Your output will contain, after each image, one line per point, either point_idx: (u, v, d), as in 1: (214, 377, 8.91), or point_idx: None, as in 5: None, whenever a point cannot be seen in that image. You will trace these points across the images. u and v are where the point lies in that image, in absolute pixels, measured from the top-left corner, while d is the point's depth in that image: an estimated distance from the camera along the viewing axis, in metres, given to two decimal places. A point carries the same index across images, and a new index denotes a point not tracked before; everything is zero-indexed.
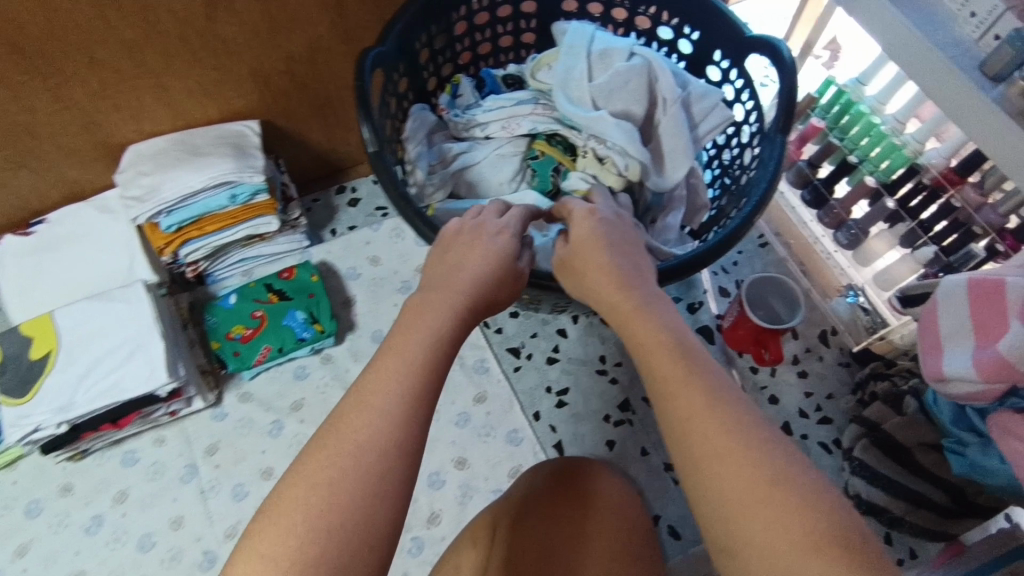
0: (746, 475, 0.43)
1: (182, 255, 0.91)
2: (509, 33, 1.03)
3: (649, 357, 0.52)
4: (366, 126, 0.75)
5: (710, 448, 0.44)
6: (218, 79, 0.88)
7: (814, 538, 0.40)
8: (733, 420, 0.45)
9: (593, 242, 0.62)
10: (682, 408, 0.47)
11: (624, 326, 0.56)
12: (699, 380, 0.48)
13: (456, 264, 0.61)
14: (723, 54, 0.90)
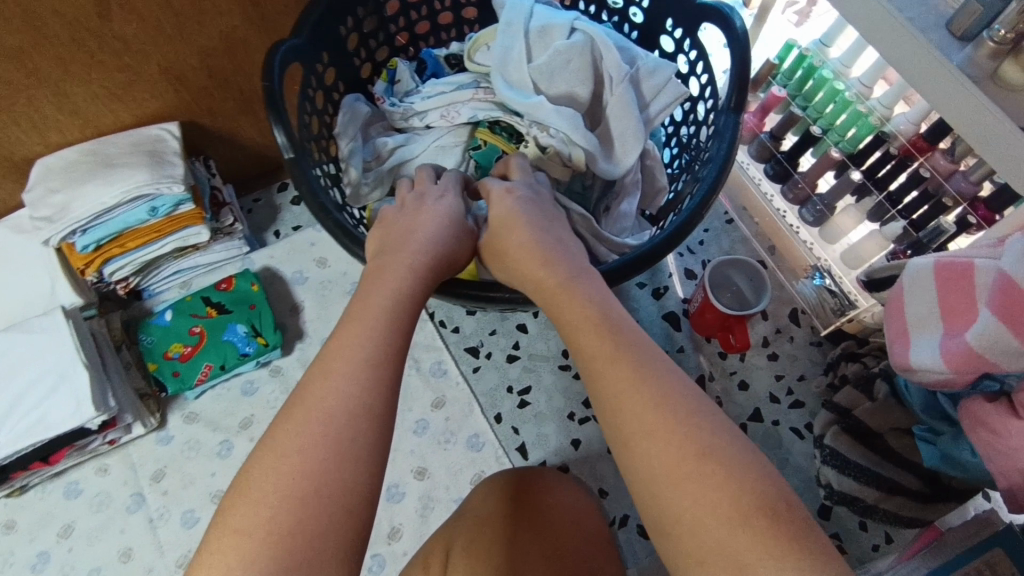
0: (675, 450, 0.42)
1: (107, 273, 0.85)
2: (448, 9, 0.95)
3: (578, 336, 0.53)
4: (279, 129, 0.68)
5: (638, 425, 0.44)
6: (125, 81, 0.80)
7: (743, 511, 0.40)
8: (659, 393, 0.45)
9: (512, 221, 0.64)
10: (610, 387, 0.47)
11: (552, 303, 0.58)
12: (627, 358, 0.48)
13: (405, 234, 0.62)
14: (676, 23, 0.82)
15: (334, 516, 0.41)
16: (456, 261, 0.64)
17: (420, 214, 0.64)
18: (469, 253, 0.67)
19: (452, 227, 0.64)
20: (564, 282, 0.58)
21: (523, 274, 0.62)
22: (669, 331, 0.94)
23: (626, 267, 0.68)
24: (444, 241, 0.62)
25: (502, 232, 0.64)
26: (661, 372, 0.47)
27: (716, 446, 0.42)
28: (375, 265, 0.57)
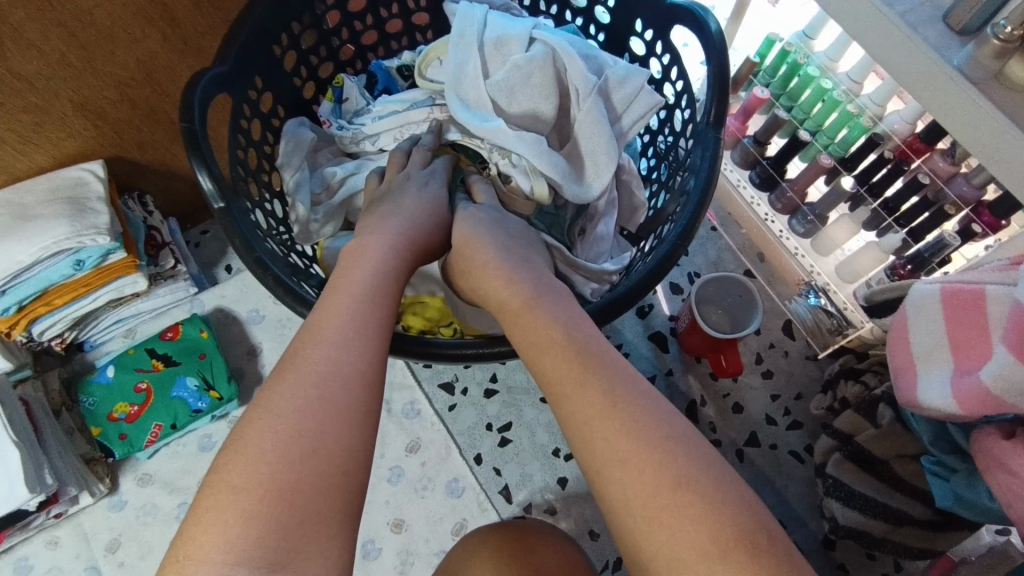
0: (649, 485, 0.40)
1: (35, 333, 0.77)
2: (397, 16, 0.86)
3: (543, 359, 0.49)
4: (203, 173, 0.60)
5: (609, 454, 0.42)
6: (35, 121, 0.72)
7: (720, 545, 0.38)
8: (633, 418, 0.43)
9: (473, 243, 0.61)
10: (579, 411, 0.45)
11: (514, 323, 0.53)
12: (611, 414, 0.44)
13: (368, 241, 0.56)
14: (645, 23, 0.75)
15: None
16: (430, 253, 0.62)
17: (399, 208, 0.62)
18: (443, 247, 0.65)
19: (418, 240, 0.59)
20: (525, 301, 0.54)
21: (487, 296, 0.58)
22: (657, 353, 0.88)
23: (615, 303, 0.61)
24: (421, 235, 0.60)
25: (463, 255, 0.61)
26: (634, 399, 0.45)
27: (690, 472, 0.41)
28: (346, 260, 0.54)
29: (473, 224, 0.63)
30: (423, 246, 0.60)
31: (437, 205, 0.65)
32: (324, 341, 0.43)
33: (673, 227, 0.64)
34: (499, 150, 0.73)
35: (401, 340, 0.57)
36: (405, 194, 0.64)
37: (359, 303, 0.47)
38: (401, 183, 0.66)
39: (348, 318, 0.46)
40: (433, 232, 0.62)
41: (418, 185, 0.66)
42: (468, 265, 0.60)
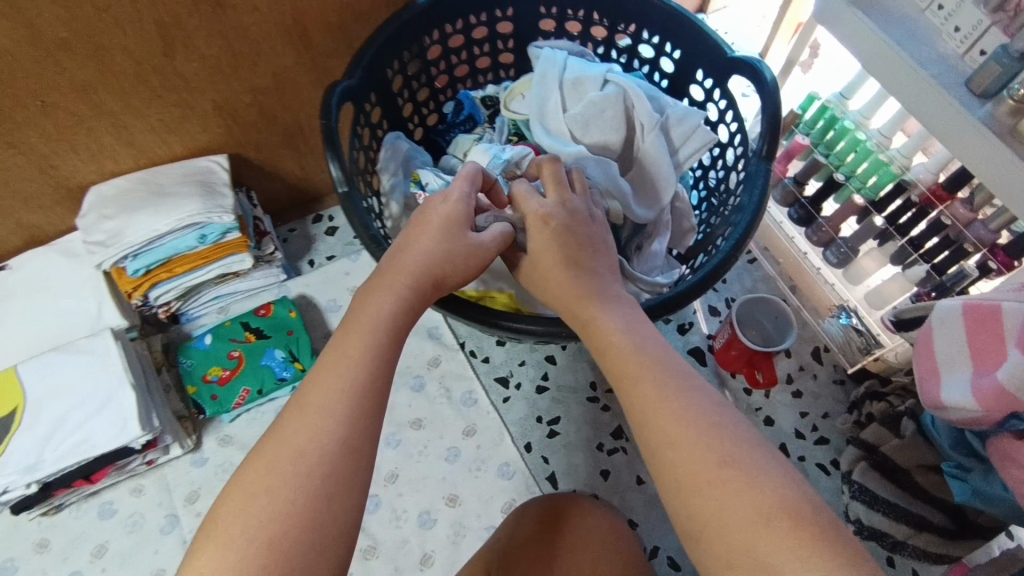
0: (698, 459, 0.45)
1: (152, 297, 0.87)
2: (486, 55, 1.00)
3: (608, 354, 0.55)
4: (334, 164, 0.71)
5: (662, 436, 0.47)
6: (180, 115, 0.84)
7: (764, 514, 0.42)
8: (682, 404, 0.48)
9: (551, 256, 0.62)
10: (636, 400, 0.50)
11: (585, 330, 0.58)
12: (673, 395, 0.49)
13: (393, 269, 0.54)
14: (705, 73, 0.88)
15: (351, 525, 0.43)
16: (449, 280, 0.56)
17: (423, 238, 0.57)
18: (473, 273, 0.58)
19: (431, 265, 0.55)
20: (591, 298, 0.59)
21: (554, 301, 0.62)
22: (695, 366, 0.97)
23: (669, 303, 0.71)
24: (435, 264, 0.55)
25: None
26: (682, 389, 0.49)
27: (735, 454, 0.44)
28: (352, 305, 0.52)
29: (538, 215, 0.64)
30: (437, 282, 0.55)
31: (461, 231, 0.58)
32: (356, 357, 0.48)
33: (721, 249, 0.75)
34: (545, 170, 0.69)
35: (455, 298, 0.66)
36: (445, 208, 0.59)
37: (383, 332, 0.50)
38: (426, 210, 0.59)
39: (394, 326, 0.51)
40: (459, 267, 0.56)
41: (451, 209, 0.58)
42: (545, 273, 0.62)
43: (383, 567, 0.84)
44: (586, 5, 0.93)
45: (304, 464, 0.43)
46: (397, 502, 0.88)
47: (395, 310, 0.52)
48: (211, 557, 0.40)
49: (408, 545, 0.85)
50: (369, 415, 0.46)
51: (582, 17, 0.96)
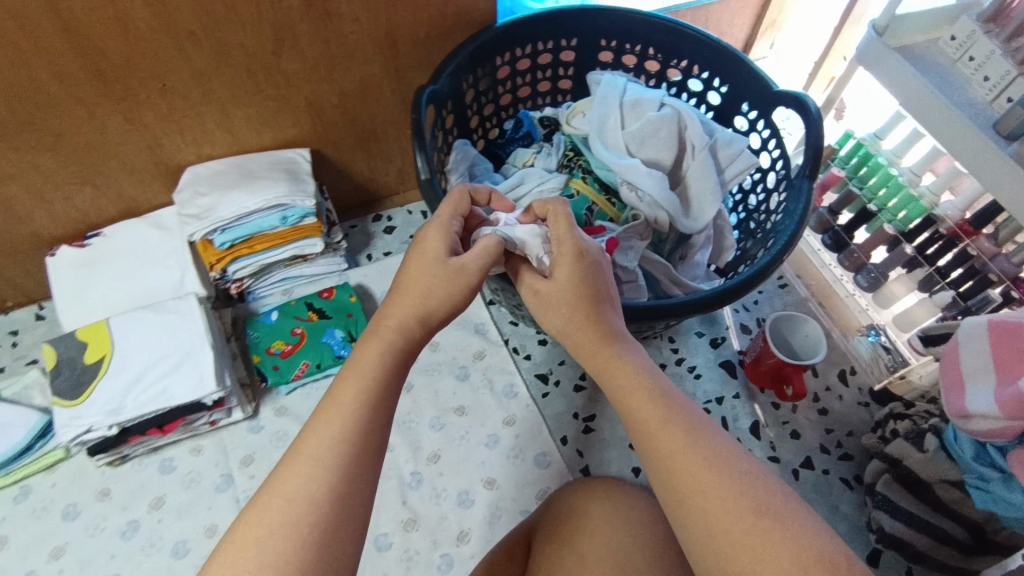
0: (732, 508, 0.49)
1: (230, 271, 0.95)
2: (548, 79, 1.09)
3: (629, 400, 0.58)
4: (420, 156, 0.81)
5: (693, 485, 0.51)
6: (275, 109, 0.94)
7: (801, 564, 0.46)
8: (712, 453, 0.52)
9: (580, 292, 0.62)
10: (663, 448, 0.53)
11: (603, 373, 0.61)
12: (703, 446, 0.53)
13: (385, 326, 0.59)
14: (751, 105, 0.97)
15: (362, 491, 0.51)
16: (435, 311, 0.60)
17: (412, 277, 0.60)
18: (458, 301, 0.61)
19: (420, 303, 0.59)
20: (610, 343, 0.61)
21: (568, 330, 0.63)
22: (726, 378, 1.02)
23: (724, 294, 0.76)
24: (419, 302, 0.59)
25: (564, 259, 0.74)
26: (709, 437, 0.54)
27: (769, 503, 0.49)
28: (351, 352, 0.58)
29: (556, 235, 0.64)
30: (423, 319, 0.60)
31: (440, 262, 0.61)
32: (347, 407, 0.53)
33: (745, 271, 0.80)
34: (552, 203, 0.66)
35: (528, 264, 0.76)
36: (431, 239, 0.63)
37: (374, 376, 0.55)
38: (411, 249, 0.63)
39: (385, 369, 0.56)
40: (440, 299, 0.60)
41: (441, 240, 0.62)
42: (564, 305, 0.62)
43: (421, 541, 0.88)
44: (644, 41, 1.02)
45: (290, 517, 0.47)
46: (438, 481, 0.92)
47: (387, 357, 0.57)
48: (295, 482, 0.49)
49: (446, 521, 0.89)
50: (361, 449, 0.52)
51: (639, 51, 1.04)
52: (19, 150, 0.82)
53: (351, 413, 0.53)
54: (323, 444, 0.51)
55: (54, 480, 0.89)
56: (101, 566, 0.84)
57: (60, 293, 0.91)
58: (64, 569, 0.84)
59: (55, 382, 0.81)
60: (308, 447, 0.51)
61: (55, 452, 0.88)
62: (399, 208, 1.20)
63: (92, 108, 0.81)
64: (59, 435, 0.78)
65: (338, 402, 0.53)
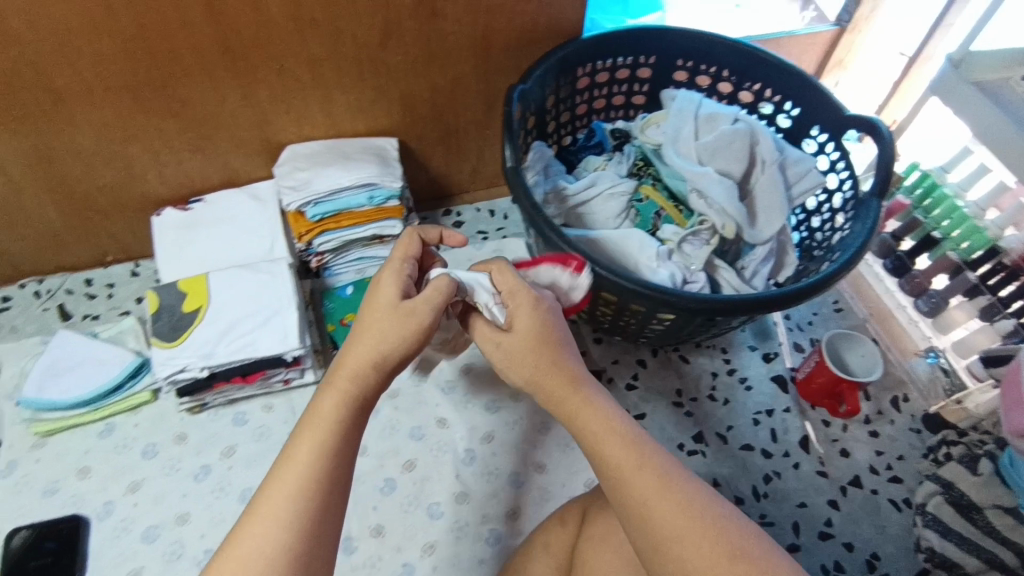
0: (709, 552, 0.54)
1: (315, 244, 1.01)
2: (622, 93, 1.14)
3: (602, 446, 0.62)
4: (508, 147, 0.87)
5: (671, 531, 0.55)
6: (372, 98, 1.01)
7: None
8: (685, 500, 0.57)
9: (542, 339, 0.67)
10: (638, 494, 0.58)
11: (574, 420, 0.65)
12: (677, 492, 0.57)
13: (334, 391, 0.61)
14: (821, 128, 1.02)
15: (322, 532, 0.55)
16: (388, 355, 0.63)
17: (367, 327, 0.63)
18: (412, 348, 0.64)
19: (374, 350, 0.62)
20: (581, 390, 0.66)
21: (535, 379, 0.67)
22: (777, 392, 1.04)
23: (783, 297, 0.79)
24: (373, 348, 0.62)
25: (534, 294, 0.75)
26: (684, 484, 0.58)
27: (743, 548, 0.54)
28: (306, 411, 0.61)
29: (506, 288, 0.70)
30: (378, 364, 0.62)
31: (392, 307, 0.64)
32: (303, 466, 0.57)
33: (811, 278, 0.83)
34: (496, 260, 0.73)
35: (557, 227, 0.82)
36: (385, 289, 0.66)
37: (331, 433, 0.59)
38: (367, 299, 0.66)
39: (344, 422, 0.60)
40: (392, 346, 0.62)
41: (394, 288, 0.65)
42: (521, 350, 0.67)
43: (473, 513, 0.92)
44: (719, 63, 1.07)
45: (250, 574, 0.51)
46: (491, 460, 0.96)
47: (342, 410, 0.60)
48: (254, 543, 0.53)
49: (497, 497, 0.93)
50: (317, 498, 0.56)
51: (713, 72, 1.09)
52: (147, 113, 0.91)
53: (305, 473, 0.56)
54: (277, 506, 0.55)
55: (136, 421, 0.95)
56: (173, 503, 0.90)
57: (163, 249, 0.98)
58: (139, 503, 0.89)
59: (156, 325, 0.88)
60: (263, 510, 0.55)
61: (141, 393, 0.94)
62: (468, 206, 1.26)
63: (217, 81, 0.90)
64: (157, 371, 0.85)
65: (293, 462, 0.57)
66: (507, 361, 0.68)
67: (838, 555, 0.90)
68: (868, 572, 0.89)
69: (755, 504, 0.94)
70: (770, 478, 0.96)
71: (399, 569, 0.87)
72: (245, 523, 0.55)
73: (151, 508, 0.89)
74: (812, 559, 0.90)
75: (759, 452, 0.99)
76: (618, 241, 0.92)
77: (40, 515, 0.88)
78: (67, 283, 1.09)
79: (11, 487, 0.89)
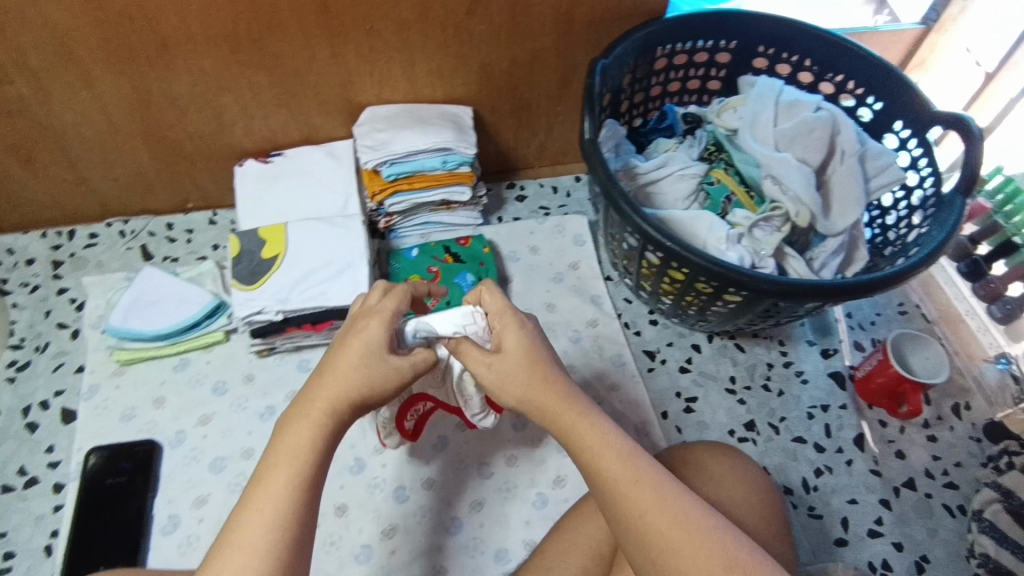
0: (706, 562, 0.57)
1: (387, 204, 1.04)
2: (698, 78, 1.13)
3: (599, 461, 0.64)
4: (588, 119, 0.88)
5: (670, 543, 0.58)
6: (453, 65, 1.03)
7: None
8: (683, 513, 0.60)
9: (531, 360, 0.69)
10: (636, 507, 0.61)
11: (568, 435, 0.67)
12: (674, 505, 0.60)
13: (306, 422, 0.61)
14: (904, 124, 1.01)
15: (302, 555, 0.56)
16: (369, 394, 0.64)
17: (346, 367, 0.63)
18: (390, 390, 0.66)
19: (351, 392, 0.63)
20: (575, 407, 0.68)
21: (526, 398, 0.68)
22: (833, 388, 1.03)
23: (853, 289, 0.78)
24: (358, 383, 0.63)
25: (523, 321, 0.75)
26: (679, 497, 0.61)
27: (739, 559, 0.57)
28: (278, 434, 0.61)
29: (495, 308, 0.72)
30: (357, 399, 0.63)
31: (379, 350, 0.65)
32: (280, 492, 0.57)
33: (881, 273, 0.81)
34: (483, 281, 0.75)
35: (633, 202, 0.83)
36: (372, 328, 0.66)
37: (305, 463, 0.59)
38: (349, 337, 0.66)
39: (318, 452, 0.60)
40: (376, 384, 0.64)
41: (383, 331, 0.66)
42: (506, 368, 0.69)
43: (521, 477, 0.95)
44: (802, 52, 1.06)
45: None
46: (541, 428, 0.98)
47: (320, 435, 0.60)
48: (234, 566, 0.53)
49: (545, 464, 0.96)
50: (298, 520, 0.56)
51: (795, 61, 1.08)
52: (241, 65, 0.94)
53: (281, 503, 0.56)
54: (252, 534, 0.55)
55: (209, 358, 1.00)
56: (240, 439, 0.94)
57: (243, 198, 1.02)
58: (208, 435, 0.94)
59: (235, 267, 0.93)
60: (241, 536, 0.55)
61: (214, 333, 0.99)
62: (532, 180, 1.27)
63: (309, 38, 0.93)
64: (236, 311, 0.90)
65: (270, 487, 0.57)
66: (496, 386, 0.70)
67: (886, 553, 0.89)
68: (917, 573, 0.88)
69: (804, 495, 0.93)
70: (821, 472, 0.96)
71: (447, 522, 0.91)
72: (223, 546, 0.55)
73: (219, 440, 0.94)
74: (859, 556, 0.89)
75: (811, 445, 0.99)
76: (686, 221, 0.93)
77: (117, 437, 0.93)
78: (150, 226, 1.14)
79: (92, 409, 0.95)
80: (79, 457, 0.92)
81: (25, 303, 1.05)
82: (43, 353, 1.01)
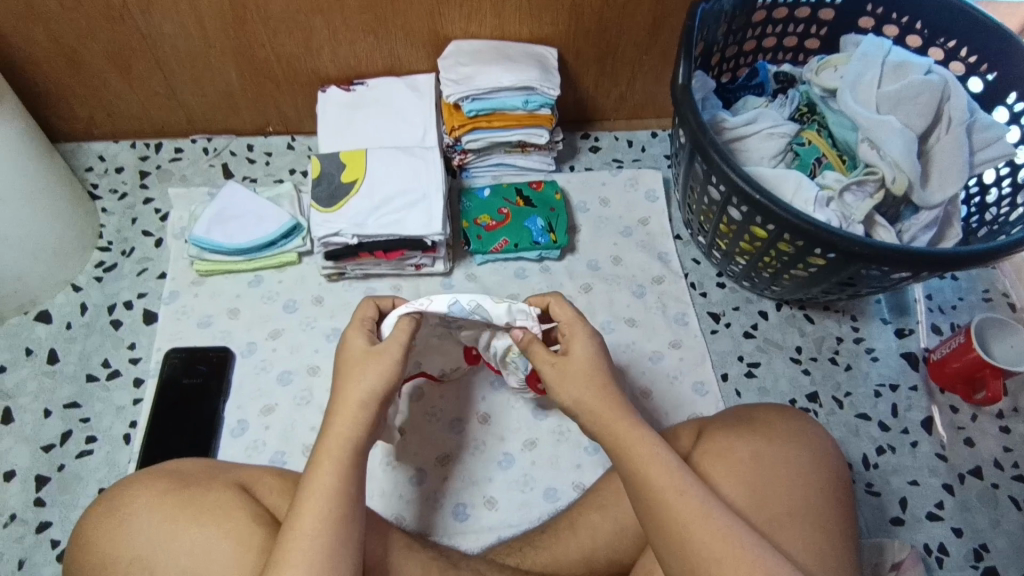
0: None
1: (464, 140, 1.04)
2: (796, 35, 1.08)
3: (644, 465, 0.63)
4: (683, 66, 0.85)
5: (711, 553, 0.59)
6: (543, 3, 1.01)
7: None
8: (723, 524, 0.60)
9: (591, 370, 0.69)
10: (680, 518, 0.61)
11: (612, 432, 0.66)
12: (716, 517, 0.61)
13: (329, 439, 0.63)
14: (1019, 96, 0.94)
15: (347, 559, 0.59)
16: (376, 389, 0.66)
17: (348, 379, 0.67)
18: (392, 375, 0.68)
19: (363, 401, 0.65)
20: (622, 411, 0.67)
21: (582, 401, 0.68)
22: (905, 368, 1.00)
23: (950, 257, 0.74)
24: (361, 385, 0.66)
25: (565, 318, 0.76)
26: (720, 509, 0.61)
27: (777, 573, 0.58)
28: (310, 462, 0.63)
29: (562, 317, 0.74)
30: (366, 399, 0.66)
31: (368, 353, 0.68)
32: (316, 508, 0.59)
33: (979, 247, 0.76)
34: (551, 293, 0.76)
35: (723, 151, 0.80)
36: (355, 343, 0.70)
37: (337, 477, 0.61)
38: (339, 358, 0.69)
39: (347, 465, 0.62)
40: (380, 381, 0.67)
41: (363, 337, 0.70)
42: (568, 365, 0.70)
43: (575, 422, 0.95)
44: (914, 13, 1.00)
45: None
46: None
47: (346, 450, 0.63)
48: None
49: None
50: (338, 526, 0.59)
51: (904, 23, 1.02)
52: None
53: (316, 516, 0.59)
54: (296, 546, 0.57)
55: (282, 278, 1.03)
56: (307, 355, 0.98)
57: (325, 122, 1.03)
58: (277, 348, 0.98)
59: (315, 190, 0.95)
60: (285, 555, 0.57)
61: (288, 254, 1.01)
62: (607, 132, 1.25)
63: None
64: (314, 232, 0.92)
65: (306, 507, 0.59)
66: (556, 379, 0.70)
67: (944, 538, 0.87)
68: (975, 561, 0.86)
69: (863, 472, 0.91)
70: (883, 451, 0.93)
71: (499, 457, 0.93)
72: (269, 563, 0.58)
73: (289, 354, 0.97)
74: (915, 537, 0.87)
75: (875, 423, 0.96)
76: (773, 180, 0.90)
77: (194, 341, 0.98)
78: (232, 145, 1.17)
79: (172, 312, 1.00)
80: (158, 356, 0.96)
81: (113, 209, 1.10)
82: (129, 257, 1.06)
